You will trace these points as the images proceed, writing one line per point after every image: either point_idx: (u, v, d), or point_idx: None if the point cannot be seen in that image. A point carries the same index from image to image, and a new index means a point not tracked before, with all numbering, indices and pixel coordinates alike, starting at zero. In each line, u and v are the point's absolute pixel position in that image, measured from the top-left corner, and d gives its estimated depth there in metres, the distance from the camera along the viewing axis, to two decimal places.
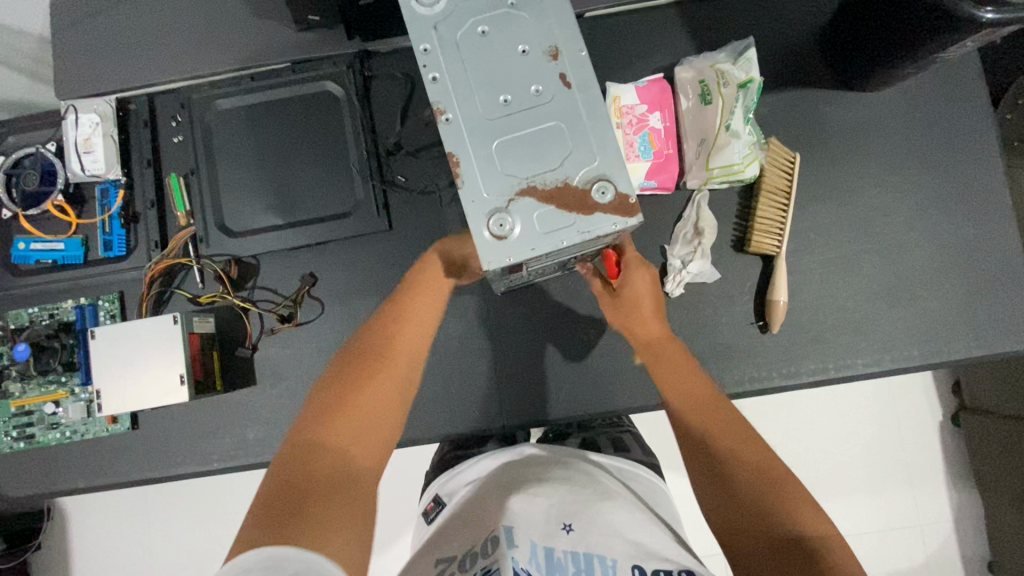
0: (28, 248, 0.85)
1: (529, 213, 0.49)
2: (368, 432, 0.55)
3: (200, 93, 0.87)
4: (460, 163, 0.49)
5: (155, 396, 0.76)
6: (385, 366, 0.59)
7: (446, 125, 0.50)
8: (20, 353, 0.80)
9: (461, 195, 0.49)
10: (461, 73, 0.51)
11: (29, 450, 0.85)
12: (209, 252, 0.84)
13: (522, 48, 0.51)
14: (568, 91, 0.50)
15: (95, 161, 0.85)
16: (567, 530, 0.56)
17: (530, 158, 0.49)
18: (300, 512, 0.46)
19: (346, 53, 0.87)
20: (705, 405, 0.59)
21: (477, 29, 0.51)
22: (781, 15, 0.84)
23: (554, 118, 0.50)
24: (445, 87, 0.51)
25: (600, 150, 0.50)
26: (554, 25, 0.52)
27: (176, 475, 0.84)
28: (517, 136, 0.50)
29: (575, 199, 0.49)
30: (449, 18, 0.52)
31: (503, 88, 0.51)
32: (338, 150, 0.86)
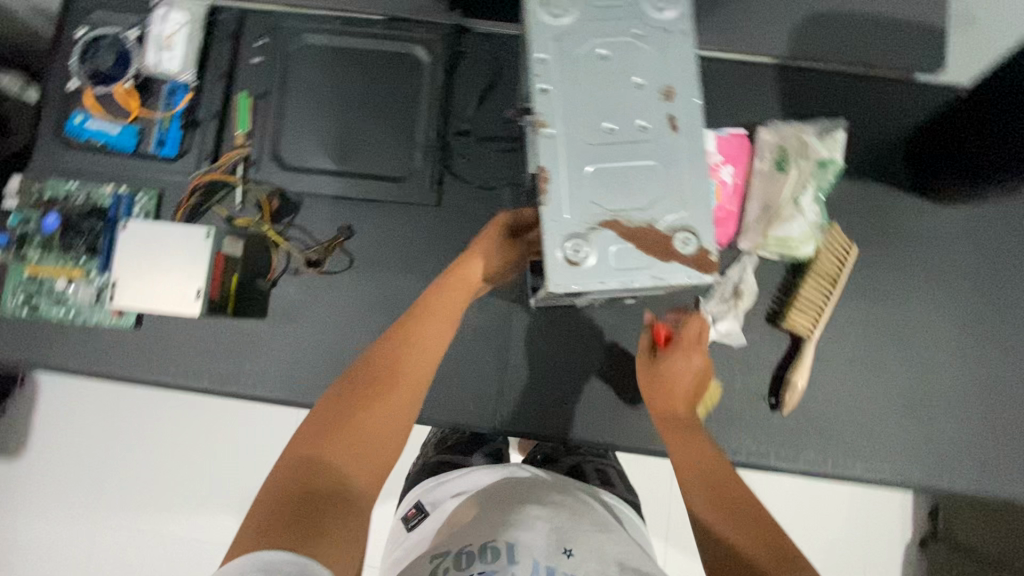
0: (84, 124, 0.86)
1: (608, 245, 0.48)
2: (371, 444, 0.55)
3: (293, 23, 0.88)
4: (550, 181, 0.49)
5: (168, 303, 0.76)
6: (389, 379, 0.58)
7: (544, 139, 0.49)
8: (48, 225, 0.82)
9: (541, 215, 0.49)
10: (570, 90, 0.50)
11: (30, 319, 0.84)
12: (257, 177, 0.86)
13: (636, 79, 0.50)
14: (671, 133, 0.50)
15: (171, 59, 0.84)
16: (566, 555, 0.56)
17: (619, 193, 0.49)
18: (294, 525, 0.47)
19: (443, 24, 0.87)
20: (713, 477, 0.59)
21: (595, 51, 0.50)
22: (877, 107, 0.83)
23: (652, 157, 0.49)
24: (552, 100, 0.50)
25: (690, 202, 0.49)
26: (673, 63, 0.51)
27: (166, 383, 0.84)
28: (610, 166, 0.49)
29: (656, 243, 0.48)
30: (571, 32, 0.51)
31: (609, 114, 0.50)
32: (409, 115, 0.87)
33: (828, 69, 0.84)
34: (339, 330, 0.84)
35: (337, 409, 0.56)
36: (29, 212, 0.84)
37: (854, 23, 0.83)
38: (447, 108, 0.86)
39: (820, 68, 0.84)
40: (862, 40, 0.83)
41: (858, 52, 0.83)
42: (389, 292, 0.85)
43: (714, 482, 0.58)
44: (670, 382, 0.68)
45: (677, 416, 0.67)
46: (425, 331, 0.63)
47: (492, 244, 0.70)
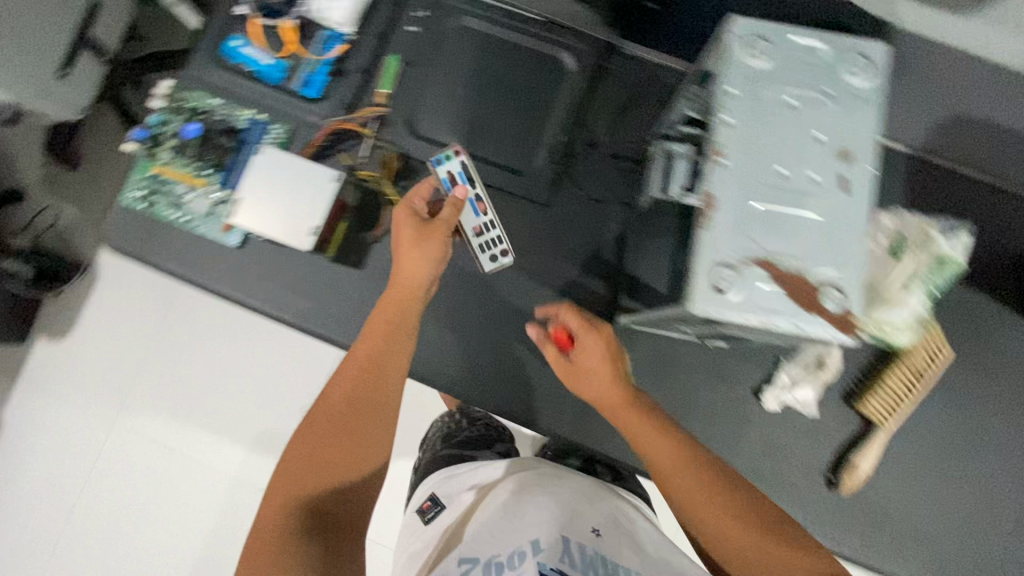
0: (239, 49, 0.90)
1: (759, 285, 0.49)
2: (355, 456, 0.66)
3: (455, 3, 0.91)
4: (715, 208, 0.50)
5: (282, 232, 0.79)
6: (351, 394, 0.68)
7: (718, 168, 0.51)
8: (190, 131, 0.86)
9: (702, 241, 0.50)
10: (753, 130, 0.51)
11: (143, 214, 0.88)
12: (389, 137, 0.89)
13: (819, 135, 0.51)
14: (842, 193, 0.51)
15: (339, 10, 0.89)
16: (596, 533, 0.63)
17: (779, 237, 0.50)
18: (323, 534, 0.63)
19: (597, 37, 0.89)
20: (678, 475, 0.60)
21: (786, 98, 0.52)
22: (1001, 219, 0.84)
23: (818, 212, 0.50)
24: (734, 134, 0.51)
25: (845, 263, 0.50)
26: (858, 128, 0.52)
27: (250, 306, 0.87)
28: (777, 209, 0.50)
29: (804, 293, 0.49)
30: (765, 77, 0.52)
31: (786, 160, 0.51)
32: (542, 114, 0.89)
33: (962, 171, 0.85)
34: None
35: (308, 442, 0.66)
36: (171, 116, 0.89)
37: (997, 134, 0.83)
38: (579, 117, 0.88)
39: (952, 168, 0.85)
40: (1001, 152, 0.83)
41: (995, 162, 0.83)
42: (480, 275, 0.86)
43: (678, 483, 0.59)
44: (586, 376, 0.67)
45: (620, 411, 0.65)
46: (376, 353, 0.71)
47: (411, 231, 0.75)
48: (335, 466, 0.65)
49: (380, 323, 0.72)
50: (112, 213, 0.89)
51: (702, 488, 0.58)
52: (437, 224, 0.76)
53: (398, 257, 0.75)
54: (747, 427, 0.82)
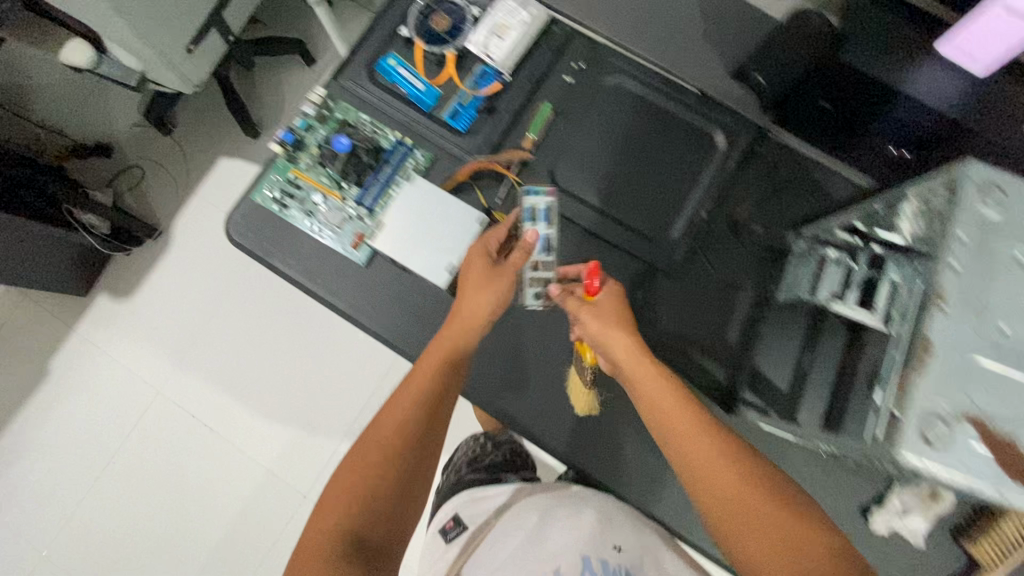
0: (394, 68, 0.90)
1: (970, 445, 0.48)
2: (401, 476, 0.60)
3: (615, 61, 0.91)
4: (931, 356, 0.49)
5: (420, 264, 0.83)
6: (419, 399, 0.65)
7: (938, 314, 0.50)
8: (340, 145, 0.85)
9: (916, 388, 0.49)
10: (981, 283, 0.50)
11: (272, 214, 0.88)
12: (529, 183, 0.89)
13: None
14: None
15: (499, 47, 0.88)
16: (618, 551, 0.65)
17: (997, 398, 0.48)
18: (359, 557, 0.55)
19: (753, 120, 0.88)
20: (703, 442, 0.57)
21: (1015, 255, 0.51)
22: None
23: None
24: (958, 282, 0.50)
25: None
26: None
27: (363, 326, 0.87)
28: (997, 371, 0.49)
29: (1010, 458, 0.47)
30: (998, 230, 0.51)
31: (1008, 318, 0.50)
32: (686, 185, 0.87)
33: None
34: (536, 346, 0.88)
35: (365, 443, 0.62)
36: (318, 123, 0.89)
37: None
38: (724, 196, 0.87)
39: None
40: None
41: None
42: None
43: (699, 441, 0.58)
44: (610, 314, 0.71)
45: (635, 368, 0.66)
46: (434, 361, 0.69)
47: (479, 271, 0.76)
48: (392, 464, 0.60)
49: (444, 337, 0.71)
50: (241, 206, 0.88)
51: (727, 456, 0.56)
52: (505, 271, 0.75)
53: (463, 289, 0.75)
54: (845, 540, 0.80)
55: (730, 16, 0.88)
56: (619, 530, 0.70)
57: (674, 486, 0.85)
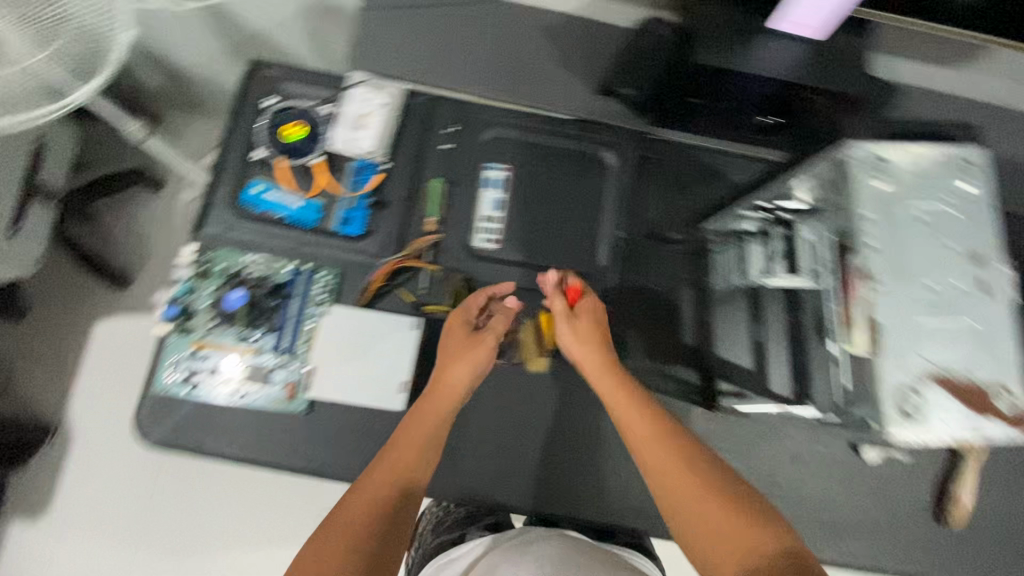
0: (263, 195, 0.83)
1: (939, 404, 0.51)
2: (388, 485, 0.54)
3: (486, 115, 0.89)
4: (885, 339, 0.52)
5: (369, 396, 0.74)
6: (423, 444, 0.58)
7: (877, 295, 0.53)
8: (234, 301, 0.78)
9: (891, 370, 0.51)
10: (897, 252, 0.54)
11: (185, 398, 0.78)
12: (447, 265, 0.84)
13: (955, 248, 0.55)
14: (978, 295, 0.54)
15: (366, 140, 0.84)
16: None
17: (940, 347, 0.52)
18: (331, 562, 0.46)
19: (631, 131, 0.91)
20: (674, 472, 0.54)
21: (916, 215, 0.55)
22: None
23: (969, 319, 0.53)
24: (882, 259, 0.54)
25: (1000, 364, 0.53)
26: (971, 233, 0.55)
27: (328, 476, 0.78)
28: (936, 325, 0.53)
29: (970, 395, 0.52)
30: (893, 197, 0.55)
31: (931, 277, 0.54)
32: (594, 214, 0.89)
33: None
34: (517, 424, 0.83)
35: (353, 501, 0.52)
36: (200, 283, 0.80)
37: None
38: (631, 211, 0.90)
39: None
40: None
41: None
42: None
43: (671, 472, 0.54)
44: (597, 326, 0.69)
45: (608, 383, 0.64)
46: (450, 371, 0.66)
47: (463, 338, 0.70)
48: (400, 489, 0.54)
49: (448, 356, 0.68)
50: (144, 402, 0.78)
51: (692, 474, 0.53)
52: (486, 335, 0.69)
53: (444, 361, 0.68)
54: (853, 480, 0.85)
55: (578, 40, 0.88)
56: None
57: None
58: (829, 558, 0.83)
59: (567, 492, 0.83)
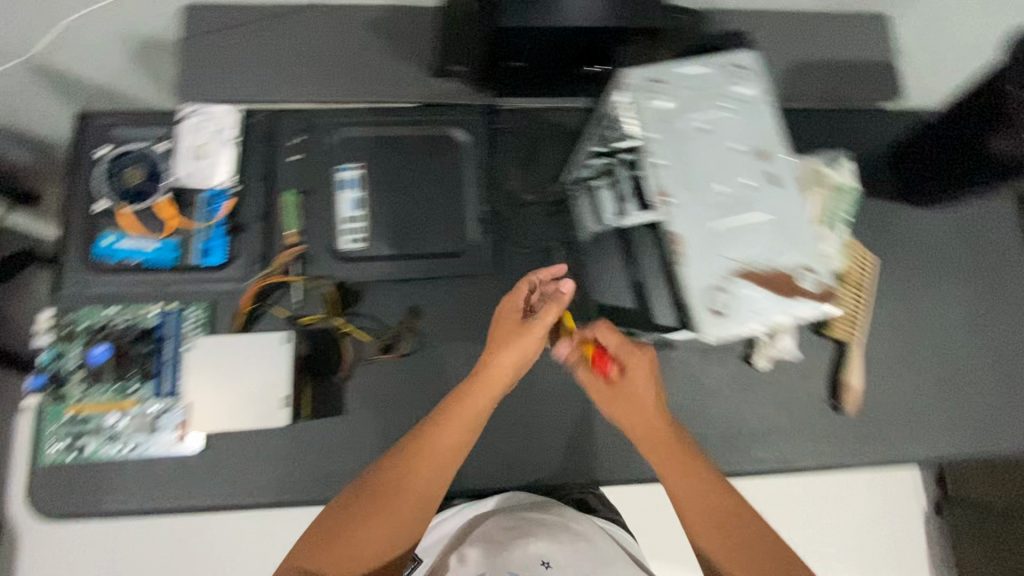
0: (117, 245, 0.82)
1: (745, 295, 0.54)
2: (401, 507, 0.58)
3: (328, 119, 0.88)
4: (684, 245, 0.55)
5: (252, 418, 0.73)
6: (446, 460, 0.60)
7: (669, 207, 0.56)
8: (99, 355, 0.77)
9: (694, 273, 0.55)
10: (683, 163, 0.57)
11: (76, 462, 0.77)
12: (316, 273, 0.84)
13: (740, 148, 0.58)
14: (772, 186, 0.57)
15: (211, 167, 0.83)
16: (544, 566, 0.64)
17: (737, 243, 0.56)
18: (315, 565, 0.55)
19: (476, 104, 0.91)
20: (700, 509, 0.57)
21: (697, 125, 0.58)
22: (865, 135, 0.97)
23: (764, 211, 0.57)
24: (670, 172, 0.57)
25: (800, 248, 0.56)
26: (755, 130, 0.59)
27: (241, 506, 0.78)
28: (731, 222, 0.56)
29: (781, 283, 0.55)
30: (675, 113, 0.59)
31: (720, 179, 0.57)
32: (456, 192, 0.90)
33: (811, 109, 0.98)
34: (421, 413, 0.82)
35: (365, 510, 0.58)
36: (64, 346, 0.78)
37: (832, 70, 0.98)
38: (492, 182, 0.91)
39: (805, 108, 0.97)
40: (836, 88, 0.98)
41: (832, 93, 0.97)
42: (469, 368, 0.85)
43: (695, 496, 0.58)
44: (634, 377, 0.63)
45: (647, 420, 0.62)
46: (493, 362, 0.64)
47: (512, 325, 0.66)
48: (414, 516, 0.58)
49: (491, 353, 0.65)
50: (34, 477, 0.76)
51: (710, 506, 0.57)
52: (536, 325, 0.65)
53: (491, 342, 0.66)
54: (753, 393, 0.89)
55: (403, 28, 0.90)
56: (552, 534, 0.69)
57: (610, 445, 0.87)
58: (748, 470, 0.86)
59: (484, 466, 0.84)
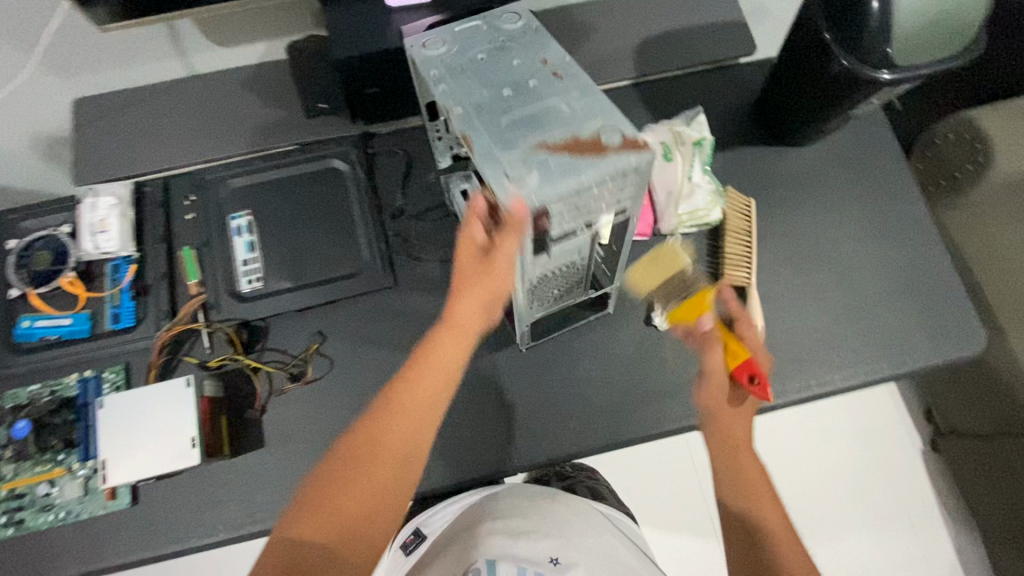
0: (33, 325, 0.87)
1: (545, 162, 0.56)
2: (377, 477, 0.56)
3: (216, 175, 0.94)
4: (476, 140, 0.59)
5: (165, 462, 0.77)
6: (423, 408, 0.59)
7: (458, 117, 0.61)
8: (20, 430, 0.80)
9: (494, 159, 0.57)
10: (466, 84, 0.64)
11: (16, 537, 0.80)
12: (220, 317, 0.88)
13: (512, 63, 0.64)
14: (558, 79, 0.62)
15: (109, 240, 0.89)
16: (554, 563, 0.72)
17: (530, 127, 0.59)
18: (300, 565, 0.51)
19: (351, 135, 0.97)
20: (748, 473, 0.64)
21: (477, 55, 0.66)
22: (727, 89, 1.01)
23: (554, 98, 0.61)
24: (452, 94, 0.63)
25: (597, 115, 0.59)
26: (536, 46, 0.66)
27: (176, 554, 0.80)
28: (520, 113, 0.60)
29: (585, 146, 0.57)
30: (452, 53, 0.67)
31: (505, 86, 0.63)
32: (345, 216, 0.94)
33: (672, 74, 1.01)
34: (339, 431, 0.84)
35: (348, 471, 0.56)
36: None
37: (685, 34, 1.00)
38: (377, 201, 0.95)
39: (666, 76, 1.01)
40: (695, 48, 1.00)
41: (691, 54, 1.00)
42: (381, 379, 0.87)
43: (744, 463, 0.65)
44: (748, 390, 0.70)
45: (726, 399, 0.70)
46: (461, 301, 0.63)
47: (470, 252, 0.64)
48: (392, 486, 0.56)
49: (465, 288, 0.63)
50: None
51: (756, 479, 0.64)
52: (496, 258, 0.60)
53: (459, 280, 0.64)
54: (663, 352, 0.90)
55: (273, 81, 0.97)
56: (563, 530, 0.77)
57: (533, 432, 0.87)
58: (671, 428, 0.86)
59: None
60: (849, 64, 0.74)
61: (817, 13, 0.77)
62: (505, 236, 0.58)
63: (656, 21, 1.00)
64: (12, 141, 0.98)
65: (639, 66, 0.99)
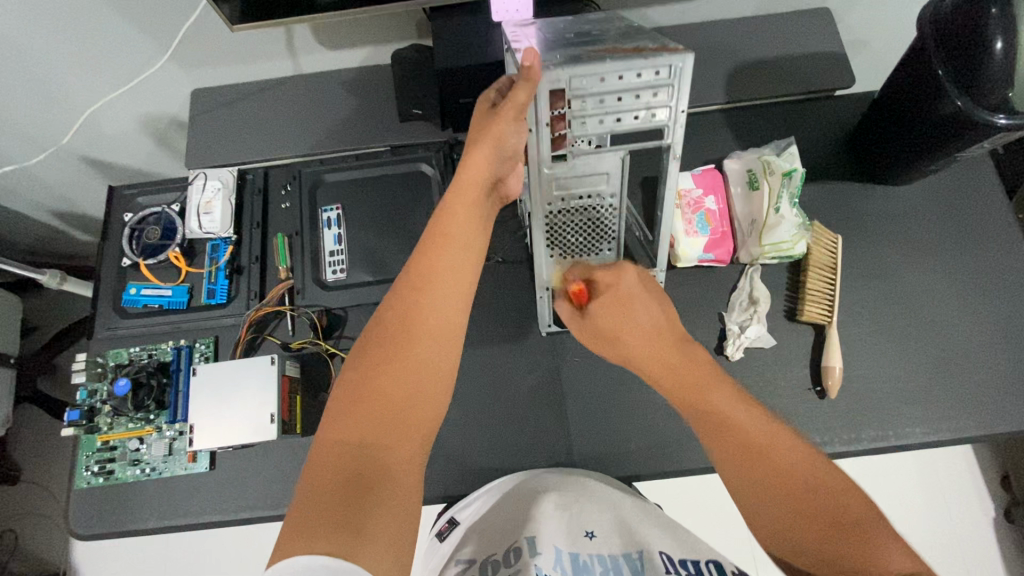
0: (139, 293, 0.95)
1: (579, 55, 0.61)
2: (412, 373, 0.60)
3: (312, 168, 1.00)
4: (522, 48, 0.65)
5: (247, 432, 0.82)
6: (445, 284, 0.65)
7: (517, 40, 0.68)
8: (120, 388, 0.84)
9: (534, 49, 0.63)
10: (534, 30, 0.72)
11: (106, 485, 0.87)
12: (305, 303, 0.93)
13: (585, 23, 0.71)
14: (622, 30, 0.69)
15: (212, 221, 0.96)
16: (590, 536, 0.72)
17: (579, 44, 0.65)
18: (349, 503, 0.51)
19: (438, 140, 1.00)
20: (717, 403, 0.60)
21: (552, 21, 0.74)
22: (818, 124, 0.99)
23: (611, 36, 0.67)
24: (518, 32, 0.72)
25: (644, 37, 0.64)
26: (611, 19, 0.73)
27: (245, 521, 0.84)
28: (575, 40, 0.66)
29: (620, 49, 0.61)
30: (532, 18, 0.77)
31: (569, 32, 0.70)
32: (426, 217, 0.98)
33: (763, 104, 1.00)
34: None
35: (382, 370, 0.60)
36: (97, 383, 0.91)
37: (782, 63, 0.99)
38: None
39: (756, 105, 1.00)
40: (791, 77, 0.98)
41: (786, 84, 0.98)
42: None
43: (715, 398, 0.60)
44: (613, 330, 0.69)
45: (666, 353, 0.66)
46: (472, 164, 0.69)
47: (488, 123, 0.69)
48: (425, 377, 0.61)
49: (474, 155, 0.69)
50: (74, 500, 0.87)
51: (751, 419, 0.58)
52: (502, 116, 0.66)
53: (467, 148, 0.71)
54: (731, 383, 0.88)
55: (372, 84, 1.03)
56: (597, 507, 0.75)
57: (589, 446, 0.88)
58: None
59: (468, 473, 0.88)
60: (963, 105, 0.71)
61: (931, 50, 0.74)
62: (516, 94, 0.61)
63: (755, 48, 0.99)
64: (136, 123, 1.08)
65: (730, 93, 0.98)
